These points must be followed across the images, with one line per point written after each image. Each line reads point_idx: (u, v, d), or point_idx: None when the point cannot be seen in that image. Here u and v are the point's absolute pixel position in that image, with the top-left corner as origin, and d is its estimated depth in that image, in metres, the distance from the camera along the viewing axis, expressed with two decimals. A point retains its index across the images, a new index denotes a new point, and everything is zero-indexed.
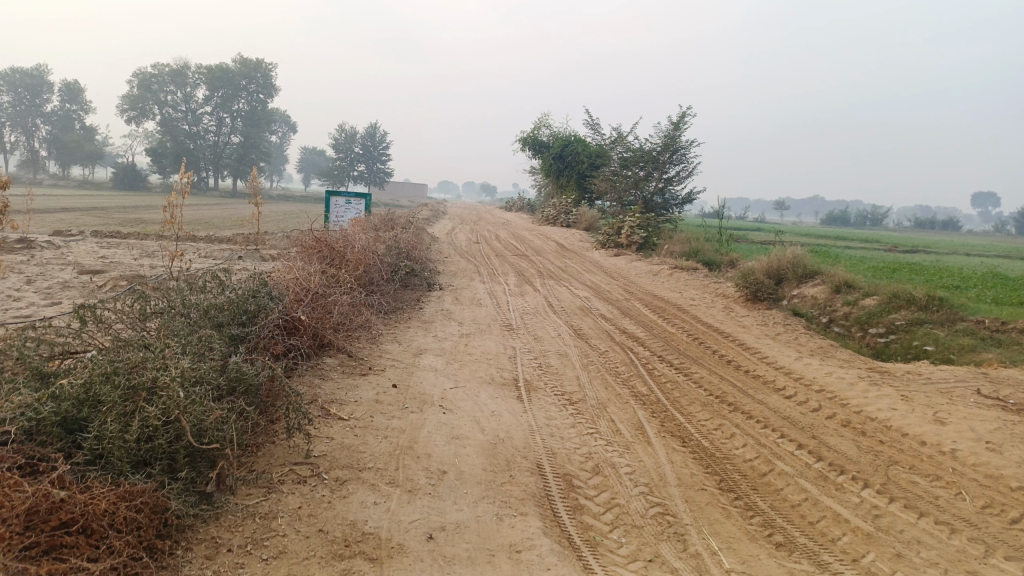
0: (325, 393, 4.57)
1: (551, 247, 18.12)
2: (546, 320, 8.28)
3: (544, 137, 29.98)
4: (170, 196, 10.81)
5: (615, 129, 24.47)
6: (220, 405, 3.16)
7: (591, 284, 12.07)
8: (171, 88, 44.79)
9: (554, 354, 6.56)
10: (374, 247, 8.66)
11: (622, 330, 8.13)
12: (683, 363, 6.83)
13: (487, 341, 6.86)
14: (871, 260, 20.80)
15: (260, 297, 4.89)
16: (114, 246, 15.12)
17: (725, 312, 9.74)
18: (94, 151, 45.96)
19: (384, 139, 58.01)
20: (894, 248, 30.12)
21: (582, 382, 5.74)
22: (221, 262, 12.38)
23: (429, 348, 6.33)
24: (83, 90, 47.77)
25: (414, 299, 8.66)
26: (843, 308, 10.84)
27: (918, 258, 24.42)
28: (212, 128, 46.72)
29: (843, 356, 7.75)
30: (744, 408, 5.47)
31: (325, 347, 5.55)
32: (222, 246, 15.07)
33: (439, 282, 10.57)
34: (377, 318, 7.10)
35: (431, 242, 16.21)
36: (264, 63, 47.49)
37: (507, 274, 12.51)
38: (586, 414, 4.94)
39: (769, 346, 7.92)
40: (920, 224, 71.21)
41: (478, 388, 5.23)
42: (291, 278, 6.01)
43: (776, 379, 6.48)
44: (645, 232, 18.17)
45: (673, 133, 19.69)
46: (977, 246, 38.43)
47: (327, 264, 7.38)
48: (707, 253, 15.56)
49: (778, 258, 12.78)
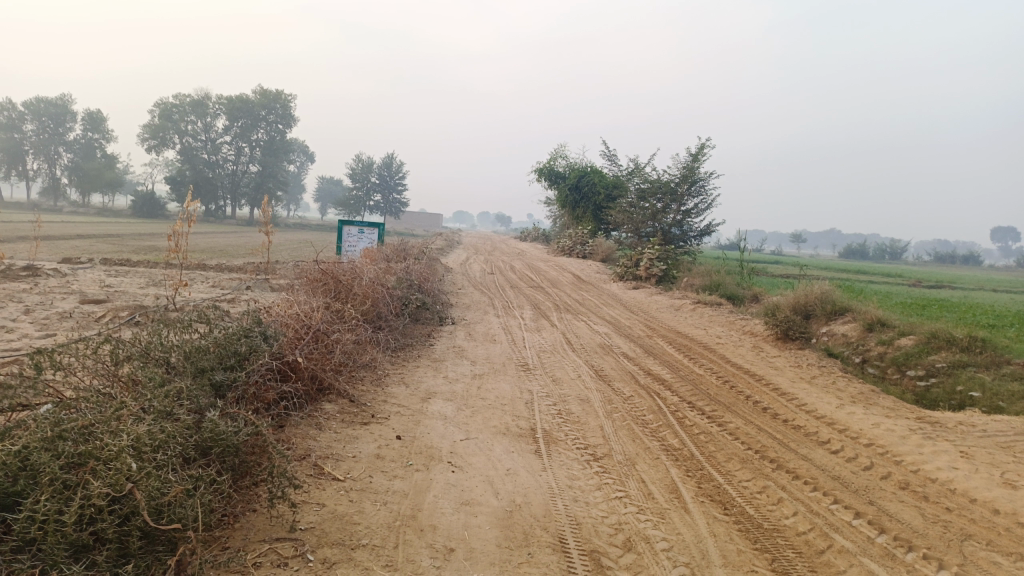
0: (320, 447, 4.08)
1: (567, 279, 17.64)
2: (564, 359, 7.74)
3: (560, 167, 29.72)
4: (175, 224, 10.44)
5: (632, 159, 24.13)
6: (185, 474, 2.67)
7: (610, 319, 11.56)
8: (192, 117, 45.09)
9: (575, 399, 6.03)
10: (383, 280, 8.21)
11: (647, 371, 7.58)
12: (715, 410, 6.27)
13: (501, 383, 6.34)
14: (898, 295, 20.12)
15: (250, 337, 4.43)
16: (123, 274, 14.82)
17: (754, 351, 9.17)
18: (115, 178, 46.32)
19: (400, 169, 58.17)
20: (917, 283, 29.43)
21: (605, 432, 5.21)
22: (228, 292, 11.97)
23: (438, 391, 5.83)
24: (105, 118, 48.22)
25: (424, 335, 8.17)
26: (877, 347, 10.24)
27: (946, 293, 23.67)
28: (230, 157, 46.97)
29: (886, 402, 7.16)
30: (786, 466, 4.92)
31: (324, 390, 5.06)
32: (231, 276, 14.70)
33: (452, 315, 10.10)
34: (384, 357, 6.61)
35: (444, 273, 15.79)
36: (284, 93, 47.83)
37: (523, 307, 12.02)
38: (612, 473, 4.40)
39: (806, 391, 7.34)
40: (941, 258, 70.17)
41: (492, 440, 4.71)
42: (289, 315, 5.56)
43: (819, 430, 5.90)
44: (665, 265, 17.66)
45: (692, 164, 19.27)
46: (1001, 281, 37.35)
47: (332, 298, 6.93)
48: (729, 287, 14.99)
49: (805, 293, 12.20)
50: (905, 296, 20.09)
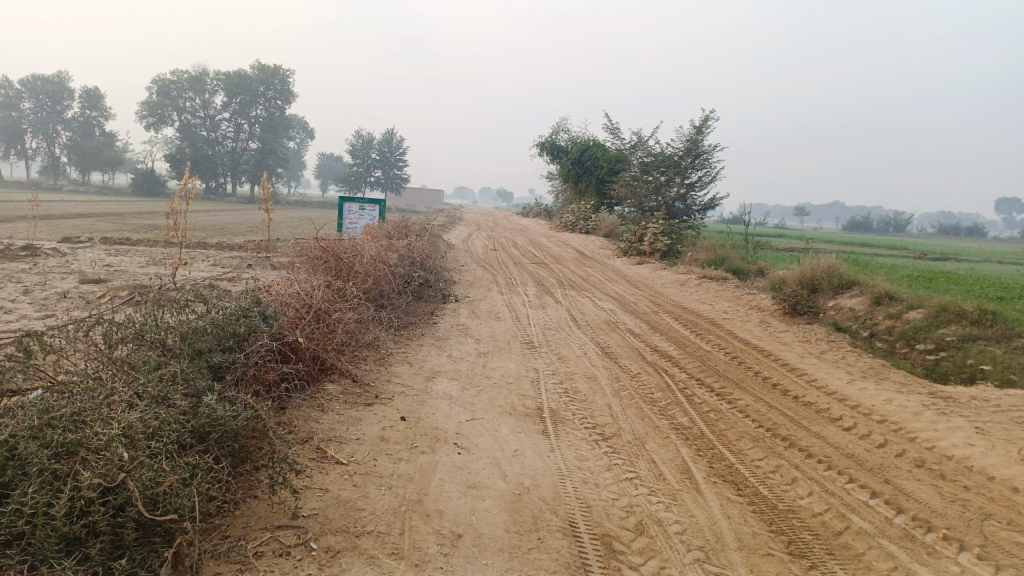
0: (323, 430, 3.98)
1: (571, 254, 17.48)
2: (569, 336, 7.63)
3: (562, 142, 29.42)
4: (174, 202, 10.29)
5: (635, 133, 23.84)
6: (180, 462, 2.56)
7: (615, 295, 11.43)
8: (190, 94, 44.72)
9: (582, 377, 5.92)
10: (384, 257, 8.07)
11: (654, 348, 7.47)
12: (724, 387, 6.16)
13: (506, 362, 6.22)
14: (903, 268, 19.95)
15: (249, 317, 4.31)
16: (123, 253, 14.69)
17: (761, 326, 9.05)
18: (114, 157, 46.01)
19: (400, 145, 57.74)
20: (922, 255, 29.26)
21: (614, 411, 5.11)
22: (229, 271, 11.84)
23: (443, 371, 5.71)
24: (103, 96, 47.83)
25: (427, 313, 8.05)
26: (885, 321, 10.12)
27: (952, 266, 23.50)
28: (229, 134, 46.62)
29: (897, 377, 7.05)
30: (799, 444, 4.82)
31: (326, 371, 4.96)
32: (232, 254, 14.58)
33: (455, 292, 9.98)
34: (387, 336, 6.50)
35: (447, 250, 15.64)
36: (282, 69, 47.31)
37: (527, 283, 11.89)
38: (622, 454, 4.30)
39: (816, 366, 7.22)
40: (945, 230, 69.81)
41: (498, 421, 4.60)
42: (288, 294, 5.44)
43: (830, 407, 5.80)
44: (669, 239, 17.49)
45: (696, 137, 19.00)
46: (1006, 253, 37.10)
47: (333, 276, 6.80)
48: (734, 261, 14.84)
49: (811, 267, 12.05)
50: (911, 269, 19.92)
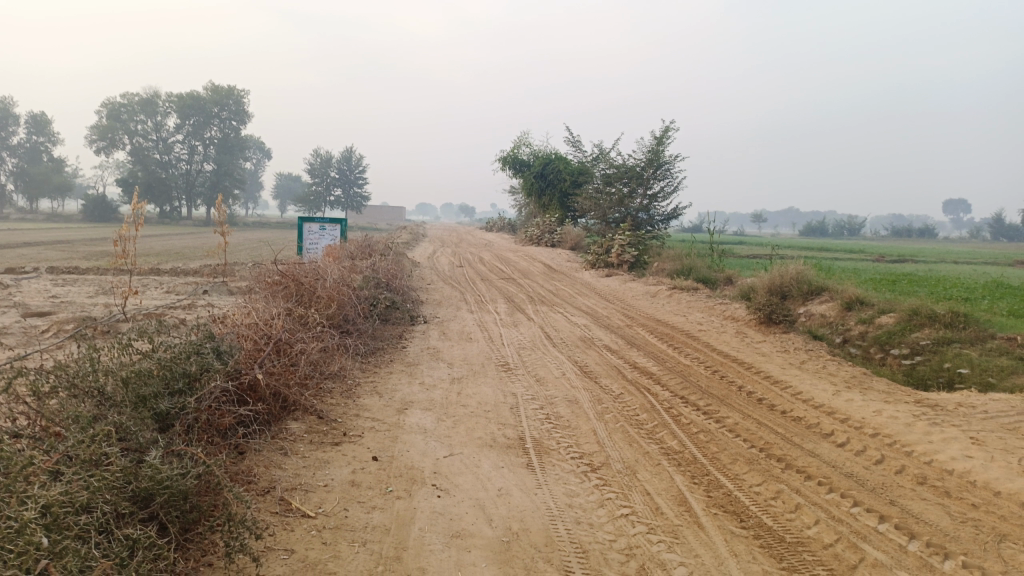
0: (286, 478, 3.60)
1: (538, 269, 17.23)
2: (545, 356, 7.33)
3: (524, 155, 29.28)
4: (122, 227, 9.71)
5: (596, 145, 23.80)
6: (114, 540, 2.16)
7: (587, 309, 11.18)
8: (142, 117, 43.67)
9: (562, 401, 5.62)
10: (348, 280, 7.68)
11: (633, 364, 7.21)
12: (710, 404, 5.92)
13: (482, 387, 5.89)
14: (865, 271, 20.14)
15: (201, 354, 3.92)
16: (71, 282, 14.00)
17: (738, 337, 8.87)
18: (64, 182, 44.61)
19: (360, 163, 57.13)
20: (879, 258, 29.78)
21: (600, 438, 4.81)
22: (184, 298, 11.31)
23: (415, 400, 5.36)
24: (50, 121, 46.37)
25: (395, 337, 7.67)
26: (858, 327, 10.04)
27: (910, 268, 23.85)
28: (184, 157, 45.55)
29: (880, 386, 6.90)
30: (795, 464, 4.58)
31: (289, 408, 4.58)
32: (188, 280, 13.99)
33: (422, 313, 9.62)
34: (354, 364, 6.12)
35: (412, 269, 15.28)
36: (236, 89, 46.48)
37: (496, 301, 11.58)
38: (614, 486, 4.00)
39: (798, 377, 7.04)
40: (897, 232, 71.52)
41: (478, 455, 4.27)
42: (245, 325, 5.04)
43: (820, 421, 5.59)
44: (636, 250, 17.37)
45: (657, 147, 18.96)
46: (957, 253, 38.02)
47: (294, 303, 6.41)
48: (701, 270, 14.74)
49: (780, 274, 11.99)
50: (873, 272, 20.13)
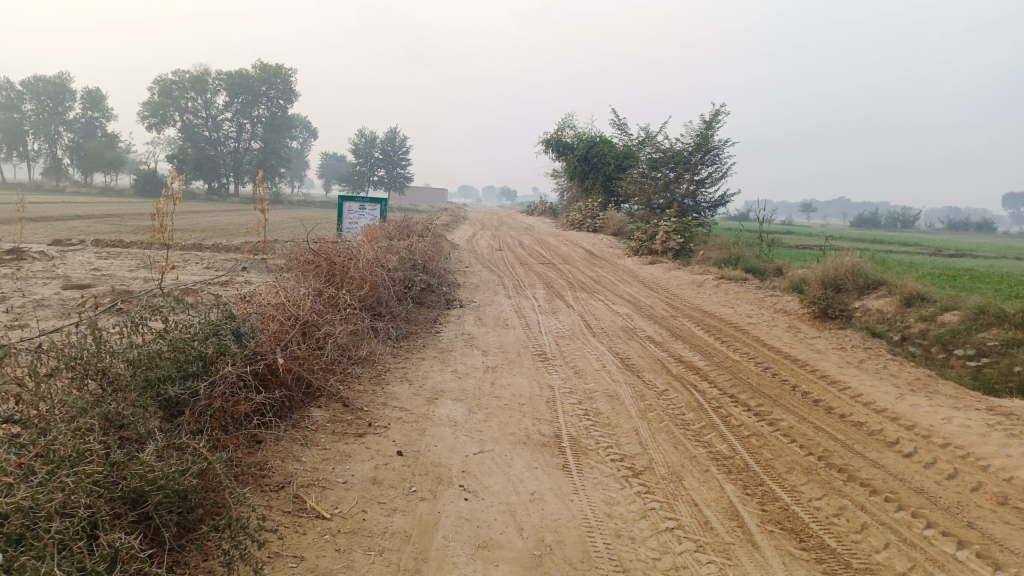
0: (303, 472, 3.35)
1: (579, 254, 16.80)
2: (585, 346, 6.97)
3: (568, 138, 28.70)
4: (159, 202, 9.56)
5: (643, 128, 23.16)
6: (89, 551, 1.92)
7: (629, 298, 10.78)
8: (192, 94, 44.08)
9: (603, 396, 5.27)
10: (382, 261, 7.42)
11: (678, 358, 6.81)
12: (762, 405, 5.52)
13: (517, 377, 5.57)
14: (923, 265, 19.15)
15: (219, 335, 3.70)
16: (114, 255, 14.09)
17: (790, 332, 8.39)
18: (116, 158, 45.51)
19: (403, 143, 57.03)
20: (934, 252, 28.54)
21: (643, 439, 4.46)
22: (221, 275, 11.22)
23: (447, 390, 5.07)
24: (105, 97, 47.22)
25: (429, 321, 7.40)
26: (918, 324, 9.43)
27: (972, 263, 22.66)
28: (232, 134, 46.04)
29: (947, 390, 6.38)
30: (859, 477, 4.19)
31: (313, 395, 4.34)
32: (227, 256, 13.95)
33: (459, 297, 9.33)
34: (385, 349, 5.86)
35: (451, 251, 15.03)
36: (285, 68, 46.66)
37: (535, 286, 11.24)
38: (657, 494, 3.65)
39: (857, 378, 6.56)
40: (954, 225, 68.84)
41: (511, 453, 3.96)
42: (271, 305, 4.83)
43: (883, 429, 5.15)
44: (681, 237, 16.80)
45: (706, 132, 18.29)
46: (1020, 248, 36.17)
47: (325, 283, 6.17)
48: (749, 260, 14.15)
49: (834, 266, 11.38)
50: (931, 266, 19.11)
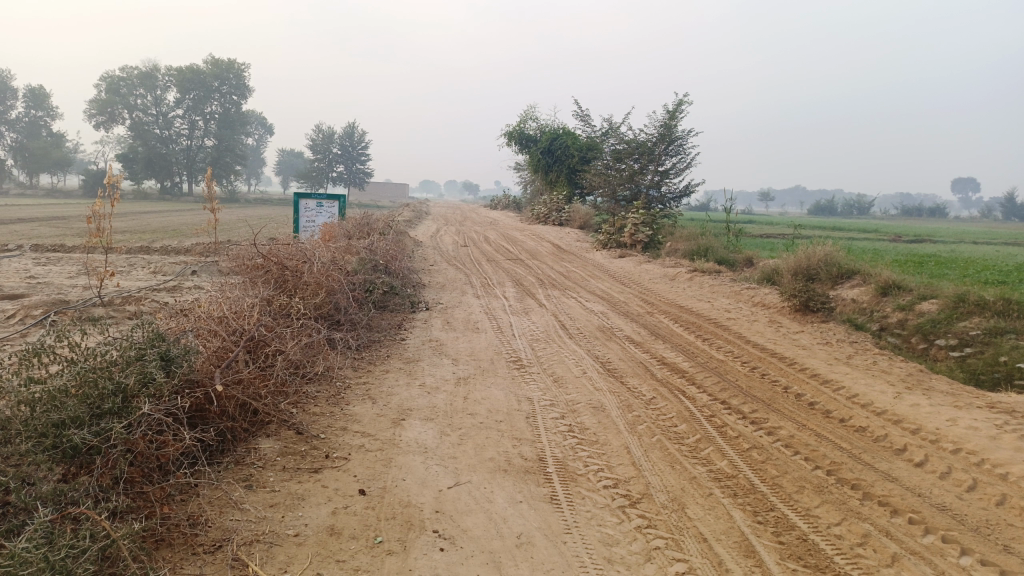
0: (245, 525, 2.79)
1: (547, 249, 16.34)
2: (561, 350, 6.49)
3: (530, 130, 28.20)
4: (96, 203, 8.70)
5: (606, 119, 22.79)
6: None
7: (602, 294, 10.36)
8: (141, 91, 42.50)
9: (587, 407, 4.80)
10: (339, 264, 6.84)
11: (662, 360, 6.38)
12: (757, 410, 5.11)
13: (491, 390, 5.06)
14: (888, 252, 19.03)
15: (142, 362, 3.15)
16: (53, 261, 13.19)
17: (771, 327, 8.04)
18: (63, 158, 43.66)
19: (362, 139, 55.88)
20: (894, 238, 28.59)
21: (636, 458, 4.00)
22: (170, 280, 10.46)
23: (415, 408, 4.54)
24: (49, 95, 45.19)
25: (393, 327, 6.86)
26: (895, 314, 9.14)
27: (934, 249, 22.64)
28: (185, 132, 44.51)
29: (941, 386, 6.05)
30: (875, 494, 3.80)
31: (261, 423, 3.79)
32: (177, 259, 13.13)
33: (424, 298, 8.79)
34: (345, 362, 5.31)
35: (414, 249, 14.46)
36: (237, 63, 45.30)
37: (504, 284, 10.75)
38: (661, 529, 3.20)
39: (849, 376, 6.19)
40: (908, 211, 70.04)
41: (491, 485, 3.46)
42: (211, 319, 4.27)
43: (888, 434, 4.78)
44: (650, 229, 16.44)
45: (670, 122, 17.98)
46: (977, 232, 36.64)
47: (276, 291, 5.58)
48: (718, 251, 13.84)
49: (807, 256, 11.13)
50: (895, 253, 19.00)
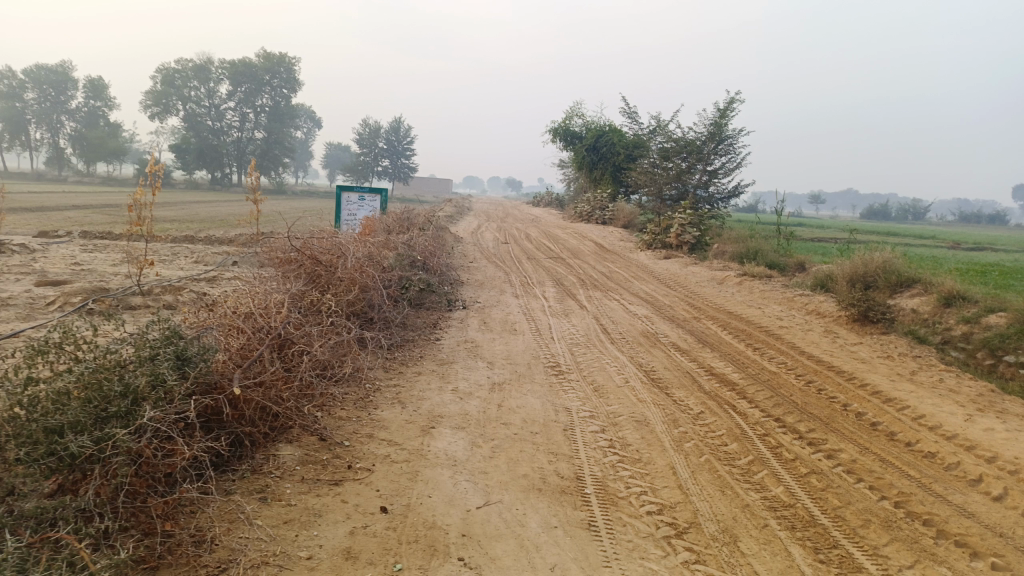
0: (255, 544, 2.57)
1: (590, 248, 15.99)
2: (602, 356, 6.17)
3: (576, 127, 27.82)
4: (137, 192, 8.65)
5: (655, 117, 22.31)
6: None
7: (646, 296, 10.00)
8: (195, 83, 43.14)
9: (629, 421, 4.48)
10: (374, 259, 6.63)
11: (710, 371, 6.01)
12: (814, 430, 4.72)
13: (527, 397, 4.77)
14: (949, 260, 18.12)
15: (154, 363, 2.98)
16: (100, 248, 13.36)
17: (827, 337, 7.59)
18: (119, 147, 44.72)
19: (408, 133, 56.06)
20: (955, 245, 27.37)
21: (683, 481, 3.69)
22: (209, 270, 10.43)
23: (446, 415, 4.28)
24: (108, 86, 46.31)
25: (428, 326, 6.63)
26: (960, 326, 8.55)
27: (998, 258, 21.50)
28: (235, 124, 45.22)
29: (1016, 408, 5.55)
30: (951, 532, 3.41)
31: (283, 429, 3.59)
32: (219, 250, 13.14)
33: (462, 296, 8.55)
34: (376, 363, 5.09)
35: (455, 245, 14.27)
36: (288, 57, 45.84)
37: (544, 283, 10.47)
38: (711, 565, 2.88)
39: (913, 395, 5.74)
40: (967, 218, 67.39)
41: (523, 506, 3.19)
42: (235, 316, 4.08)
43: (960, 462, 4.35)
44: (697, 230, 15.95)
45: (720, 120, 17.49)
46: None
47: (307, 287, 5.39)
48: (768, 254, 13.33)
49: (863, 262, 10.57)
50: (957, 262, 18.08)
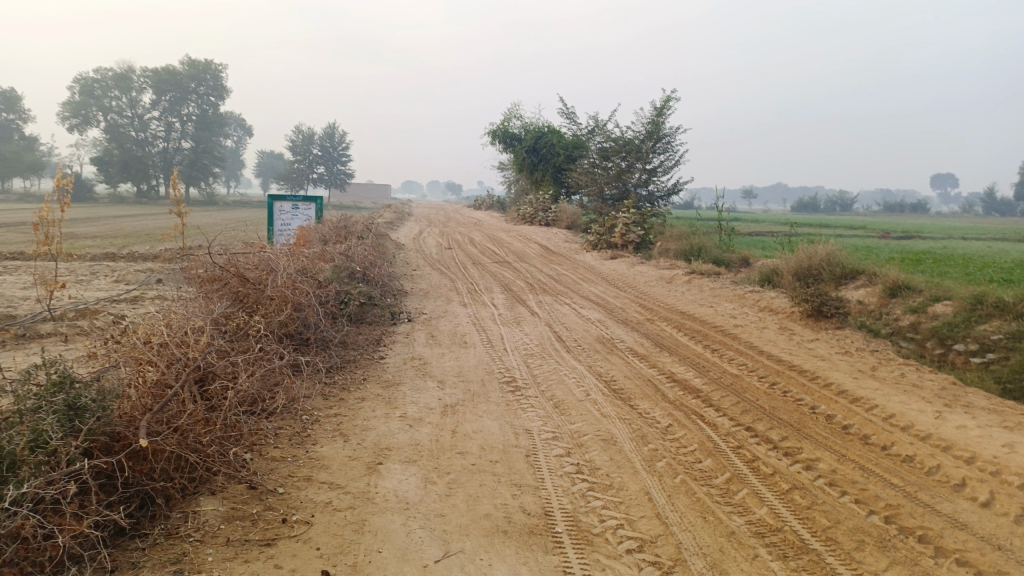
0: None
1: (535, 250, 15.67)
2: (559, 367, 5.82)
3: (515, 129, 27.49)
4: (43, 209, 7.85)
5: (593, 116, 22.15)
6: None
7: (596, 299, 9.71)
8: (116, 92, 41.52)
9: (595, 441, 4.12)
10: (308, 274, 6.12)
11: (672, 377, 5.72)
12: (787, 438, 4.46)
13: (483, 420, 4.37)
14: (883, 250, 18.42)
15: (36, 417, 2.50)
16: (11, 270, 12.33)
17: (783, 335, 7.41)
18: (36, 161, 42.24)
19: (343, 139, 54.82)
20: (885, 234, 28.08)
21: (661, 508, 3.35)
22: (131, 290, 9.64)
23: (395, 447, 3.83)
24: (21, 97, 43.79)
25: (370, 344, 6.15)
26: (907, 317, 8.50)
27: (928, 246, 22.02)
28: (161, 134, 43.32)
29: (980, 401, 5.42)
30: (949, 548, 3.15)
31: (204, 480, 3.10)
32: (143, 267, 12.28)
33: (406, 308, 8.08)
34: (313, 391, 4.60)
35: (397, 253, 13.74)
36: (214, 63, 44.13)
37: (491, 289, 10.07)
38: None
39: (878, 393, 5.56)
40: (890, 207, 69.96)
41: (487, 557, 2.78)
42: (146, 347, 3.58)
43: (941, 465, 4.14)
44: (642, 229, 15.80)
45: (657, 118, 17.39)
46: (967, 228, 36.10)
47: (234, 308, 4.88)
48: (712, 250, 13.25)
49: (807, 256, 10.52)
50: (891, 250, 18.42)
